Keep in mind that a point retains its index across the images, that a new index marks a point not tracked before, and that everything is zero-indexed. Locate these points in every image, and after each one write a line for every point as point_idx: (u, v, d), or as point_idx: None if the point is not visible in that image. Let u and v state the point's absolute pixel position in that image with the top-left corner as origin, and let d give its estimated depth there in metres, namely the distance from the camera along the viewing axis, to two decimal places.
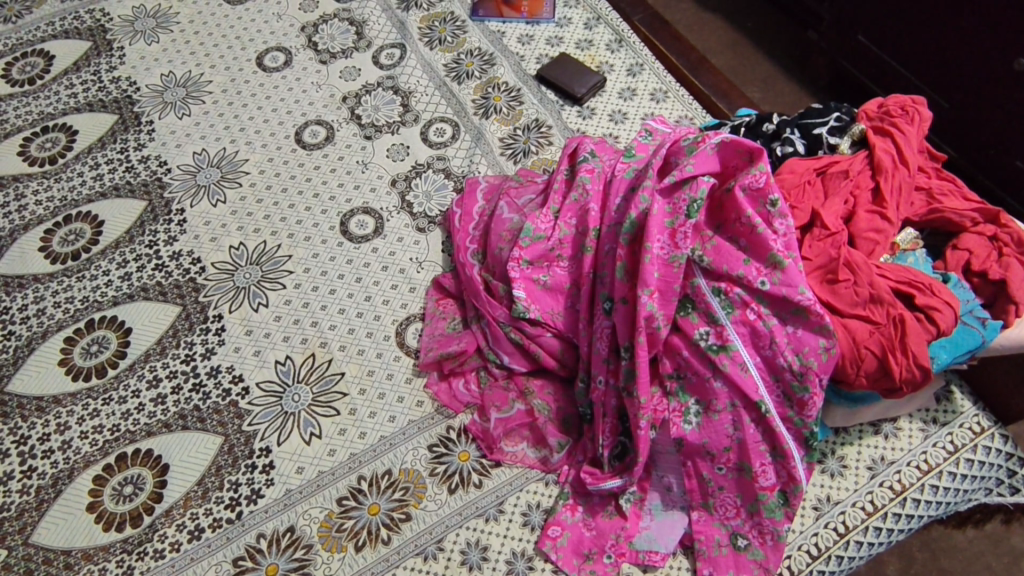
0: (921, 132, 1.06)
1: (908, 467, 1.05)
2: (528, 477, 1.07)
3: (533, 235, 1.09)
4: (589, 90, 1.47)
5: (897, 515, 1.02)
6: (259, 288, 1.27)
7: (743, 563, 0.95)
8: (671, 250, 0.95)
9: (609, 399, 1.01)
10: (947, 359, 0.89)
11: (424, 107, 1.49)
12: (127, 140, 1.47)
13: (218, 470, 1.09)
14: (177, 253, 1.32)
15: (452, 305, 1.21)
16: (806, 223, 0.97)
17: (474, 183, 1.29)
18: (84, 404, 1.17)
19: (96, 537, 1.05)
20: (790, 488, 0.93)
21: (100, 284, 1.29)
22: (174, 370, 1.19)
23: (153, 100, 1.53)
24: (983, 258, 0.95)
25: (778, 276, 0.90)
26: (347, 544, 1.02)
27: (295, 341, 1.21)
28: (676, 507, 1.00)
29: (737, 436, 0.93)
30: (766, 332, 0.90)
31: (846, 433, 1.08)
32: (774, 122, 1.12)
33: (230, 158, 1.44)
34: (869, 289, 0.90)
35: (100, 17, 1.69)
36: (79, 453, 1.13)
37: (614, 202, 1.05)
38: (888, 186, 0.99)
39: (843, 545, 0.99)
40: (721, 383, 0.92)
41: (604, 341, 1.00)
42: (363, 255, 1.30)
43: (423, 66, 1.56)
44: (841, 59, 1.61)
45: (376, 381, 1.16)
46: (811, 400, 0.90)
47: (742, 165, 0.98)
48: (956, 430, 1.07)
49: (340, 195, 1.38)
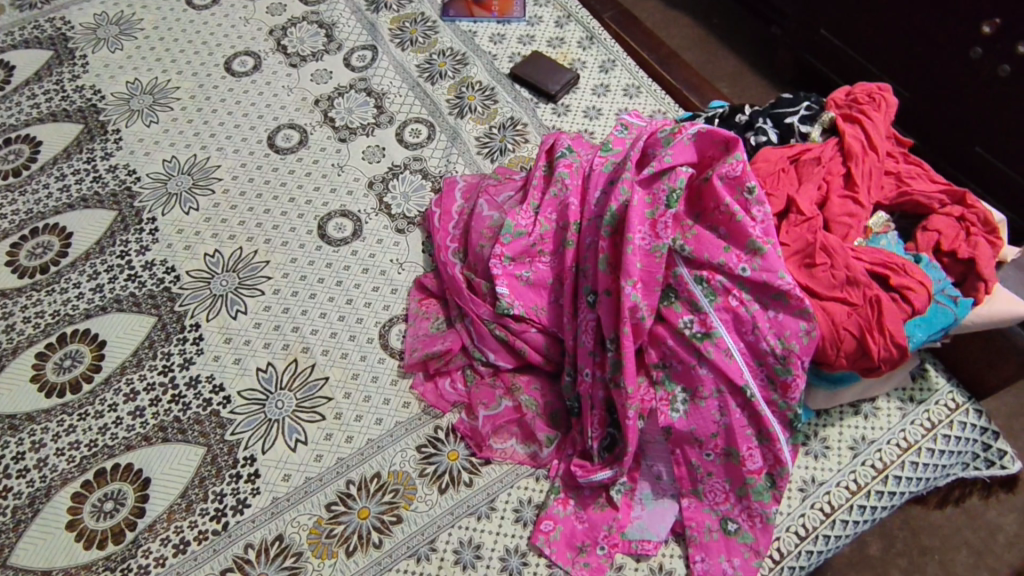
0: (888, 118, 1.09)
1: (889, 445, 1.07)
2: (519, 473, 1.07)
3: (514, 231, 1.10)
4: (563, 87, 1.47)
5: (880, 492, 1.04)
6: (237, 295, 1.25)
7: (734, 547, 0.96)
8: (652, 240, 0.96)
9: (596, 391, 1.01)
10: (922, 337, 0.91)
11: (399, 109, 1.48)
12: (94, 150, 1.44)
13: (202, 481, 1.07)
14: (150, 263, 1.29)
15: (435, 305, 1.20)
16: (782, 209, 0.99)
17: (452, 182, 1.29)
18: (59, 420, 1.14)
19: (77, 556, 1.02)
20: (776, 471, 0.95)
21: (71, 297, 1.26)
22: (152, 382, 1.17)
23: (119, 108, 1.50)
24: (951, 239, 0.98)
25: (758, 262, 0.91)
26: (338, 550, 1.01)
27: (276, 347, 1.19)
28: (666, 495, 1.01)
29: (724, 422, 0.94)
30: (748, 318, 0.92)
31: (828, 415, 1.10)
32: (746, 113, 1.14)
33: (201, 164, 1.41)
34: (846, 271, 0.92)
35: (60, 25, 1.65)
36: (56, 471, 1.09)
37: (593, 196, 1.06)
38: (860, 171, 1.01)
39: (830, 524, 1.01)
40: (706, 370, 0.93)
41: (589, 334, 1.01)
42: (343, 258, 1.29)
43: (395, 67, 1.55)
44: (804, 53, 1.64)
45: (361, 384, 1.15)
46: (794, 382, 0.91)
47: (719, 155, 0.99)
48: (932, 407, 1.10)
49: (317, 199, 1.36)
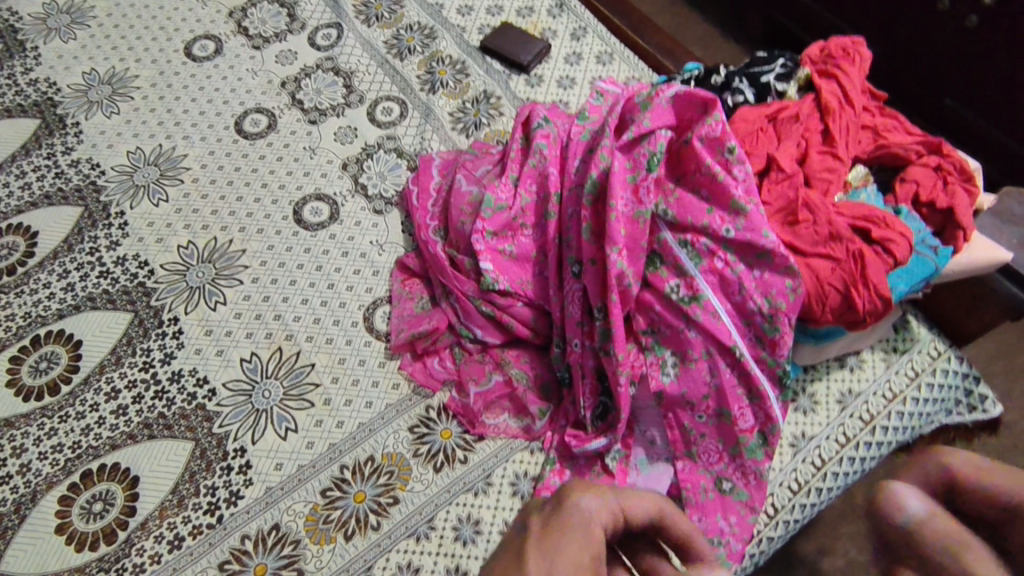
0: (863, 72, 1.09)
1: (874, 396, 1.09)
2: (513, 447, 1.06)
3: (494, 205, 1.09)
4: (535, 57, 1.45)
5: (868, 443, 1.06)
6: (214, 286, 1.22)
7: (730, 506, 0.97)
8: (635, 206, 0.96)
9: (586, 359, 1.01)
10: (904, 289, 0.92)
11: (368, 87, 1.45)
12: (54, 144, 1.39)
13: (192, 476, 1.06)
14: (122, 258, 1.25)
15: (419, 285, 1.19)
16: (763, 169, 0.99)
17: (427, 159, 1.27)
18: (40, 424, 1.11)
19: (69, 559, 1.00)
20: (767, 428, 0.96)
21: (42, 298, 1.22)
22: (133, 379, 1.14)
23: (76, 100, 1.44)
24: (930, 189, 0.99)
25: (742, 223, 0.91)
26: (336, 535, 1.00)
27: (259, 336, 1.17)
28: (661, 459, 1.02)
29: (714, 383, 0.94)
30: (734, 279, 0.92)
31: (815, 370, 1.11)
32: (722, 73, 1.13)
33: (168, 154, 1.37)
34: (828, 227, 0.92)
35: (7, 16, 1.57)
36: (40, 475, 1.07)
37: (573, 165, 1.05)
38: (838, 127, 1.01)
39: (821, 477, 1.03)
40: (695, 333, 0.93)
41: (576, 304, 1.01)
42: (321, 242, 1.26)
43: (362, 44, 1.51)
44: (776, 14, 1.64)
45: (348, 368, 1.14)
46: (782, 340, 0.92)
47: (697, 117, 0.98)
48: (915, 356, 1.12)
49: (290, 183, 1.33)
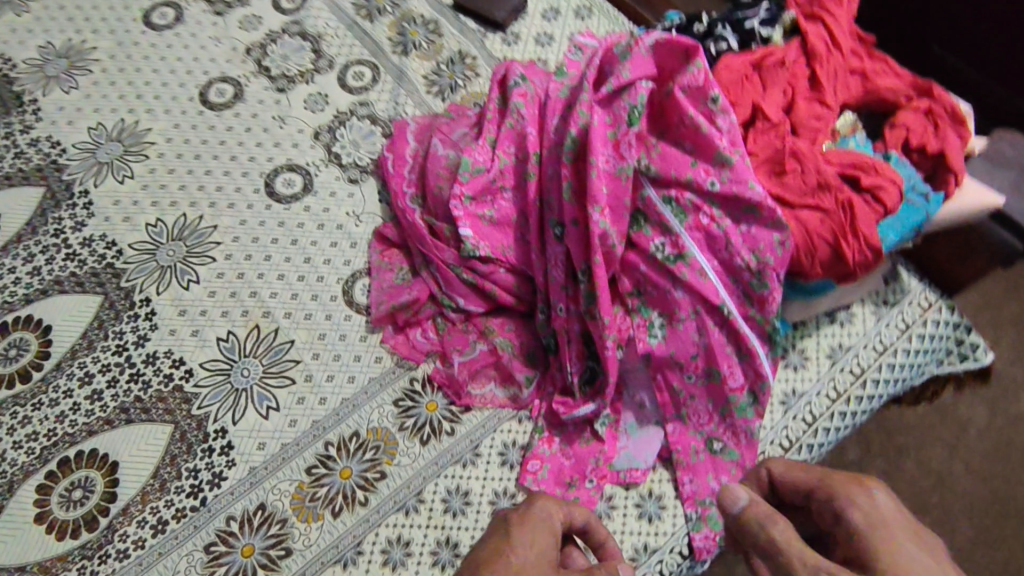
0: (851, 14, 1.04)
1: (865, 349, 1.07)
2: (501, 417, 1.04)
3: (471, 168, 1.05)
4: (510, 13, 1.39)
5: (859, 397, 1.05)
6: (186, 265, 1.18)
7: (721, 466, 0.96)
8: (617, 162, 0.92)
9: (571, 324, 0.98)
10: (894, 239, 0.89)
11: (337, 51, 1.38)
12: (10, 122, 1.32)
13: (173, 459, 1.03)
14: (89, 239, 1.21)
15: (398, 255, 1.15)
16: (748, 119, 0.95)
17: (402, 124, 1.22)
18: (12, 413, 1.07)
19: (51, 548, 0.98)
20: (757, 386, 0.94)
21: (7, 283, 1.17)
22: (107, 363, 1.11)
23: (32, 75, 1.37)
24: (921, 133, 0.94)
25: (727, 175, 0.87)
26: (323, 512, 0.99)
27: (235, 314, 1.13)
28: (650, 422, 1.00)
29: (703, 342, 0.92)
30: (721, 235, 0.89)
31: (805, 326, 1.09)
32: (703, 22, 1.08)
33: (131, 129, 1.31)
34: (816, 176, 0.89)
35: None
36: (16, 465, 1.04)
37: (551, 123, 1.00)
38: (824, 72, 0.98)
39: (812, 433, 1.02)
40: (681, 291, 0.91)
41: (559, 267, 0.98)
42: (296, 215, 1.22)
43: (329, 6, 1.44)
44: None
45: (329, 343, 1.11)
46: (771, 295, 0.89)
47: (679, 66, 0.93)
48: (905, 308, 1.10)
49: (260, 155, 1.28)
